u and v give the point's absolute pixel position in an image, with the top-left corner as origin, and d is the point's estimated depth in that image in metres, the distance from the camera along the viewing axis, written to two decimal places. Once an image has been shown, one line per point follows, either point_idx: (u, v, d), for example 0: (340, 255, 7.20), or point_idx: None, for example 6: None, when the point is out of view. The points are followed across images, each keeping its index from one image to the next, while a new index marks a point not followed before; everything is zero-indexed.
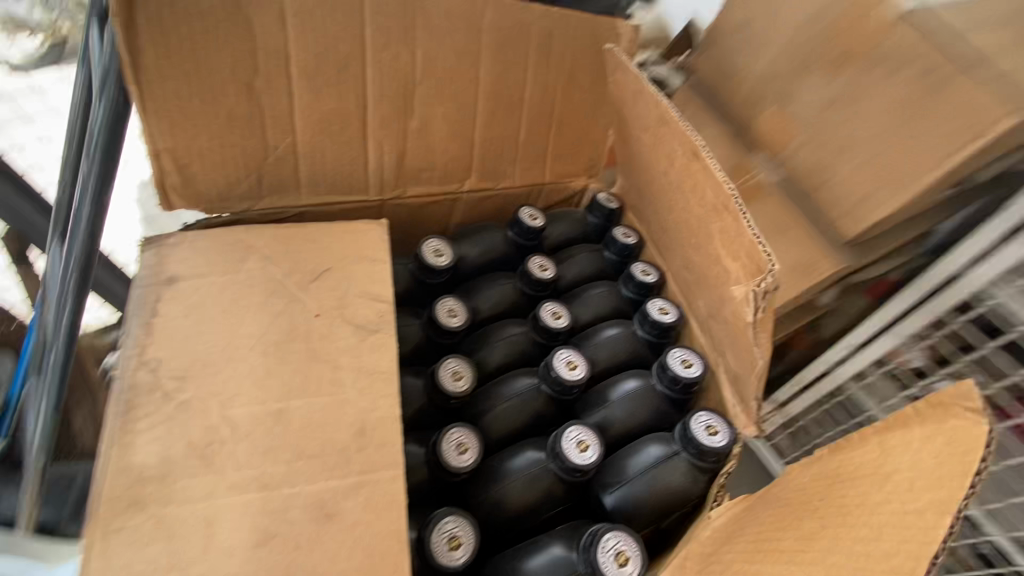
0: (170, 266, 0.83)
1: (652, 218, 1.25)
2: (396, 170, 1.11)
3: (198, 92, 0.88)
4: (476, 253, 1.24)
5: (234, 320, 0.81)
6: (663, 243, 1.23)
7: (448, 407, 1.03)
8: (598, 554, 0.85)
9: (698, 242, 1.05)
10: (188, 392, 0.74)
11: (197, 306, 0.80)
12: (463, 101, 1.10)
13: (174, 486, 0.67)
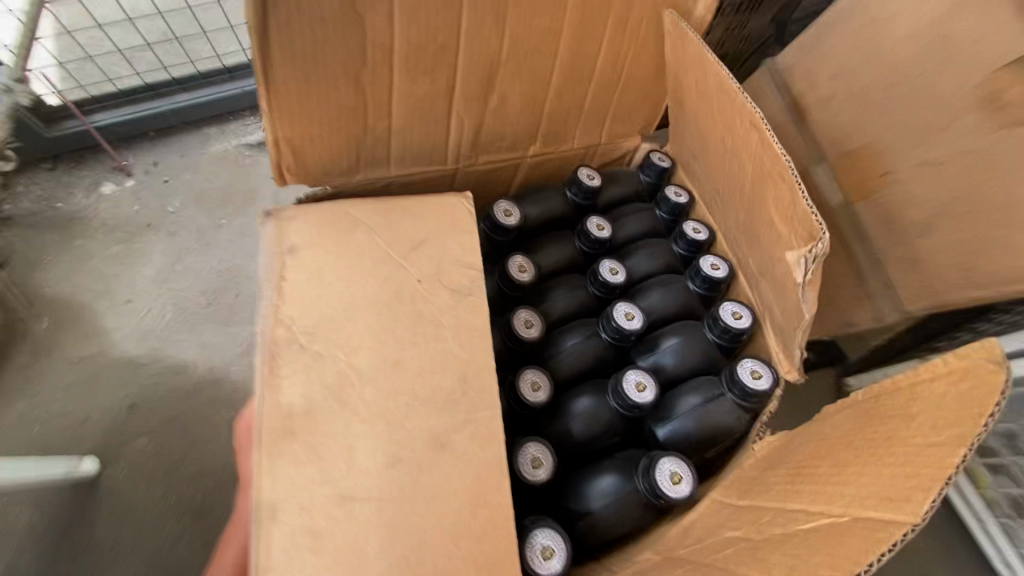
0: (289, 233, 0.74)
1: (701, 171, 1.04)
2: (472, 139, 0.93)
3: (315, 72, 0.75)
4: (537, 212, 1.02)
5: (353, 285, 0.71)
6: (715, 199, 1.03)
7: (511, 294, 0.94)
8: (656, 477, 0.78)
9: (757, 210, 0.88)
10: (321, 343, 0.67)
11: (325, 269, 0.71)
12: (552, 49, 0.89)
13: (319, 425, 0.63)
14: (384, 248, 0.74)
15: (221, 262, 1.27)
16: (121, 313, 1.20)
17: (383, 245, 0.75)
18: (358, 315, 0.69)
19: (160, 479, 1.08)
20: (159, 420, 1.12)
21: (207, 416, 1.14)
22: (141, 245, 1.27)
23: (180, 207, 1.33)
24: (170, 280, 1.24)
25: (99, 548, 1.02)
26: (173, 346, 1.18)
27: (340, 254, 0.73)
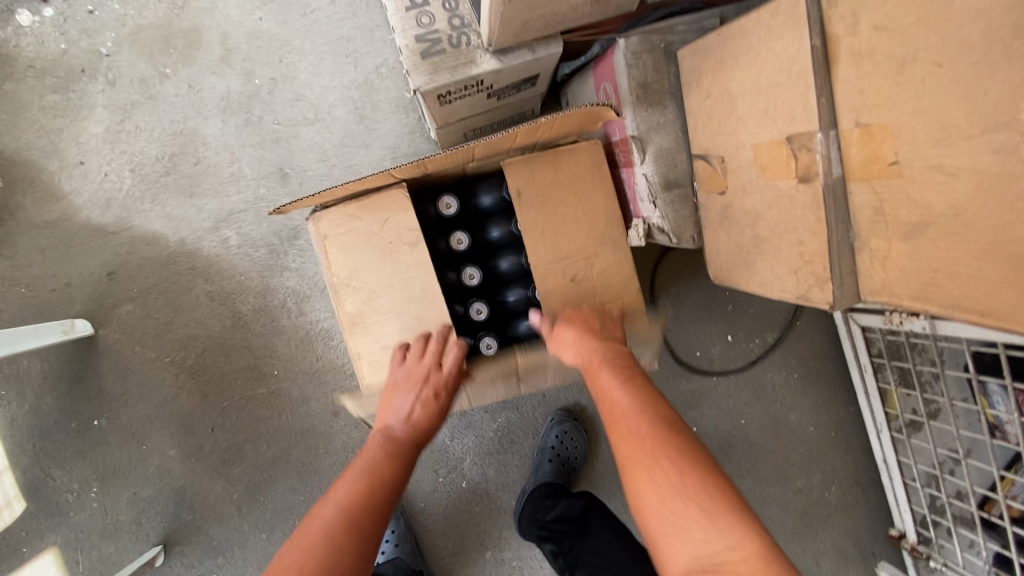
0: (322, 224, 0.86)
1: (637, 147, 0.89)
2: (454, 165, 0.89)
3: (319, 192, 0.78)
4: (488, 191, 0.97)
5: (369, 263, 0.86)
6: (648, 165, 0.90)
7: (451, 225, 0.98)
8: (548, 438, 1.25)
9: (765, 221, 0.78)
10: (355, 302, 0.87)
11: (350, 243, 0.86)
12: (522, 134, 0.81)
13: (368, 357, 0.87)
14: (386, 213, 0.87)
15: (172, 123, 1.16)
16: (77, 176, 1.14)
17: (384, 207, 0.87)
18: (369, 276, 0.87)
19: (153, 341, 1.17)
20: (140, 288, 1.16)
21: (184, 287, 1.17)
22: (80, 96, 1.14)
23: (114, 48, 1.15)
24: (122, 141, 1.15)
25: (113, 393, 1.16)
26: (140, 216, 1.15)
27: (359, 233, 0.86)
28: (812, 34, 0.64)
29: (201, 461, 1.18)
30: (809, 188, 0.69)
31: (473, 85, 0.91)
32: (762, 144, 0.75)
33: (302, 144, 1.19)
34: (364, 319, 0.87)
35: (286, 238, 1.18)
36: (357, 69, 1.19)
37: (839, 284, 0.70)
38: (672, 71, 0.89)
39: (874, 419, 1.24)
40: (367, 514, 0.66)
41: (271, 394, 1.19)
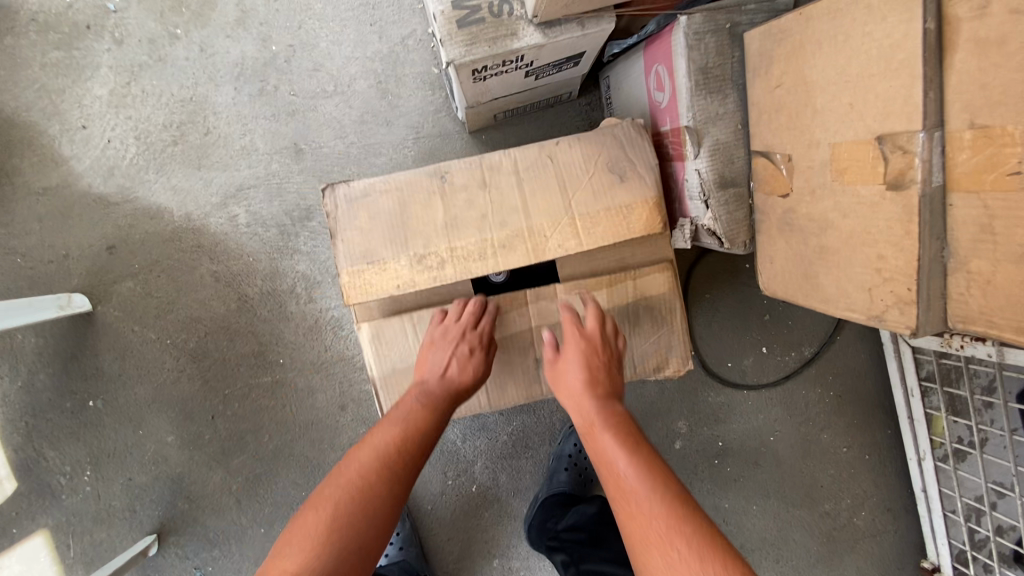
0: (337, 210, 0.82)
1: (692, 139, 0.80)
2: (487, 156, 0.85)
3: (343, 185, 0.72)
4: None
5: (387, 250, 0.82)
6: (701, 160, 0.81)
7: None
8: (563, 446, 1.18)
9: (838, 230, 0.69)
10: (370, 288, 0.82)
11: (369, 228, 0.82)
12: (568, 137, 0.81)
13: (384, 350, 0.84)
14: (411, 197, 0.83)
15: (181, 88, 1.08)
16: (78, 141, 1.07)
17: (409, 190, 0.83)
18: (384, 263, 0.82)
19: (153, 320, 1.10)
20: (142, 263, 1.09)
21: (188, 266, 1.10)
22: (85, 54, 1.06)
23: (122, 3, 1.06)
24: (127, 105, 1.07)
25: (111, 373, 1.10)
26: (144, 187, 1.08)
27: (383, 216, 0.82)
28: (926, 15, 0.54)
29: (199, 449, 1.12)
30: (899, 197, 0.60)
31: (513, 61, 0.82)
32: (842, 143, 0.66)
33: (320, 119, 1.10)
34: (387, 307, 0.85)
35: (299, 218, 1.10)
36: (382, 40, 1.10)
37: (925, 308, 0.61)
38: (736, 55, 0.79)
39: (917, 446, 1.15)
40: (396, 467, 0.68)
41: (276, 383, 1.12)
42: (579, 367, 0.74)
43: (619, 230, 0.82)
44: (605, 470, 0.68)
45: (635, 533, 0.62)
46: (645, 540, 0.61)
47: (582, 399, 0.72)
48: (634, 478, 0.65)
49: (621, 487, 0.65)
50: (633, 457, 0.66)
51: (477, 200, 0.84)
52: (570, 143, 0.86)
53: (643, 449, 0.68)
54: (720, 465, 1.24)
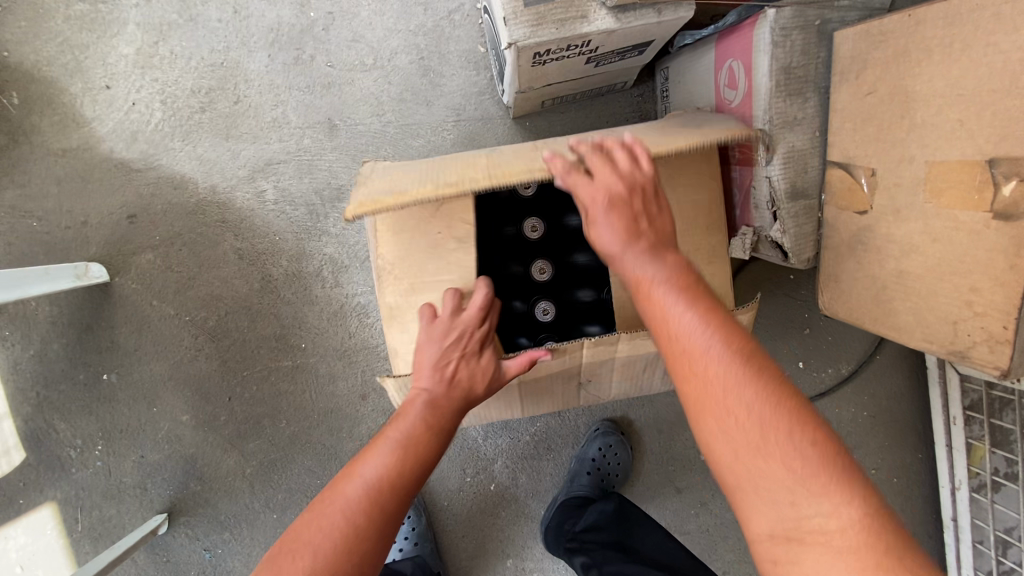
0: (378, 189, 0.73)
1: (766, 145, 0.74)
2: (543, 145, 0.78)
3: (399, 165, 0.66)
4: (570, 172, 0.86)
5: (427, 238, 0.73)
6: (773, 167, 0.75)
7: (519, 208, 0.88)
8: (588, 449, 1.14)
9: (926, 255, 0.64)
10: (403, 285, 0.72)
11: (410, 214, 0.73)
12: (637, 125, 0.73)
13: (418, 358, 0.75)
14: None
15: (212, 52, 1.01)
16: (101, 101, 1.01)
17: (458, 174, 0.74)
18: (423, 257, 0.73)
19: (172, 295, 1.05)
20: (163, 235, 1.04)
21: (211, 241, 1.04)
22: (111, 9, 0.99)
23: None
24: (154, 67, 1.01)
25: (126, 347, 1.06)
26: (168, 154, 1.02)
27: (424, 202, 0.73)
28: None
29: (214, 430, 1.09)
30: (1008, 227, 0.55)
31: (578, 46, 0.76)
32: (943, 162, 0.60)
33: (357, 93, 1.04)
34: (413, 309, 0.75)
35: (329, 198, 1.05)
36: (427, 13, 1.03)
37: (1021, 350, 0.58)
38: (822, 56, 0.73)
39: (953, 475, 1.12)
40: (387, 504, 0.53)
41: (295, 368, 1.08)
42: (615, 232, 0.55)
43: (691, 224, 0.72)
44: (666, 332, 0.51)
45: (716, 397, 0.46)
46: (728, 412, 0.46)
47: (626, 255, 0.55)
48: (711, 347, 0.48)
49: (691, 352, 0.49)
50: (706, 322, 0.49)
51: None
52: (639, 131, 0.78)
53: (716, 312, 0.50)
54: None
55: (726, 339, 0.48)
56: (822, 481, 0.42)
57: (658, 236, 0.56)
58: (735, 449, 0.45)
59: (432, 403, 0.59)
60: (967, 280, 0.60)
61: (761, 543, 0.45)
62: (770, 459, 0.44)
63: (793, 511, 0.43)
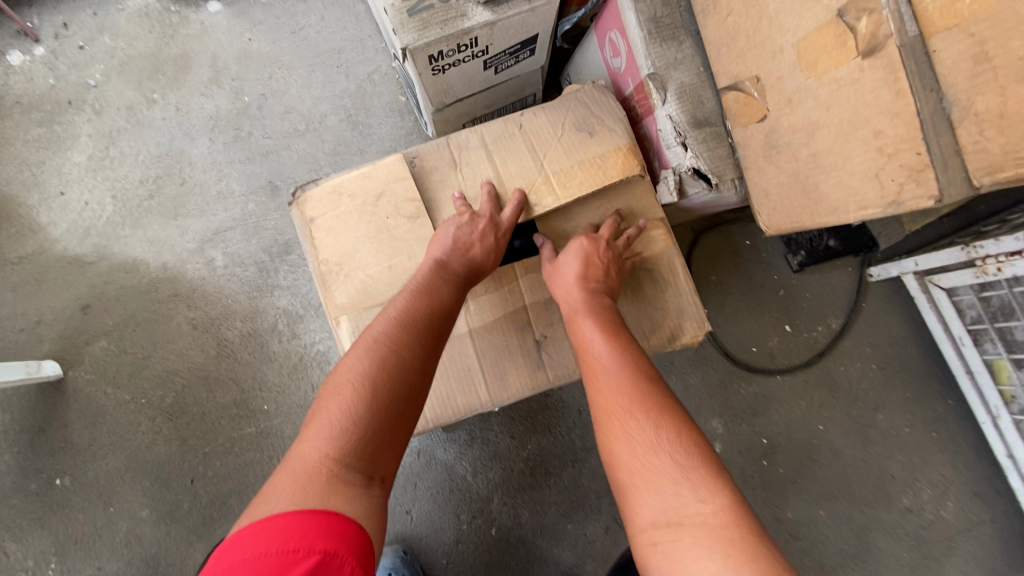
0: (308, 207, 0.80)
1: (658, 85, 0.79)
2: (456, 144, 0.83)
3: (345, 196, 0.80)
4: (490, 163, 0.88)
5: (359, 250, 0.79)
6: (670, 104, 0.79)
7: None
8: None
9: (827, 125, 0.65)
10: (346, 292, 0.78)
11: (341, 226, 0.80)
12: (535, 117, 0.84)
13: None
14: (380, 186, 0.80)
15: (158, 145, 1.10)
16: (56, 207, 1.07)
17: (377, 180, 0.80)
18: (362, 260, 0.79)
19: (128, 378, 1.03)
20: (118, 319, 1.04)
21: (165, 316, 1.05)
22: (65, 127, 1.10)
23: (102, 77, 1.12)
24: (105, 168, 1.09)
25: (80, 444, 1.01)
26: (120, 243, 1.06)
27: (349, 213, 0.80)
28: None
29: (178, 522, 0.99)
30: (878, 61, 0.57)
31: (467, 46, 0.83)
32: (806, 36, 0.64)
33: (294, 156, 1.11)
34: (359, 309, 0.78)
35: (278, 253, 1.08)
36: (349, 78, 1.15)
37: (942, 168, 0.56)
38: (682, 5, 0.81)
39: (988, 404, 1.01)
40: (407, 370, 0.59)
41: (259, 433, 1.02)
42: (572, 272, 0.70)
43: (599, 179, 0.79)
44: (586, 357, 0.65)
45: (618, 419, 0.57)
46: (626, 430, 0.56)
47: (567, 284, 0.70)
48: (614, 385, 0.60)
49: (607, 388, 0.60)
50: (615, 363, 0.61)
51: (450, 180, 0.82)
52: (534, 111, 0.84)
53: (630, 359, 0.62)
54: (771, 468, 1.08)
55: (628, 376, 0.60)
56: (685, 476, 0.50)
57: (604, 283, 0.71)
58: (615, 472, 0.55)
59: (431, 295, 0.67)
60: (868, 128, 0.61)
61: (644, 532, 0.50)
62: (640, 461, 0.53)
63: (664, 517, 0.49)
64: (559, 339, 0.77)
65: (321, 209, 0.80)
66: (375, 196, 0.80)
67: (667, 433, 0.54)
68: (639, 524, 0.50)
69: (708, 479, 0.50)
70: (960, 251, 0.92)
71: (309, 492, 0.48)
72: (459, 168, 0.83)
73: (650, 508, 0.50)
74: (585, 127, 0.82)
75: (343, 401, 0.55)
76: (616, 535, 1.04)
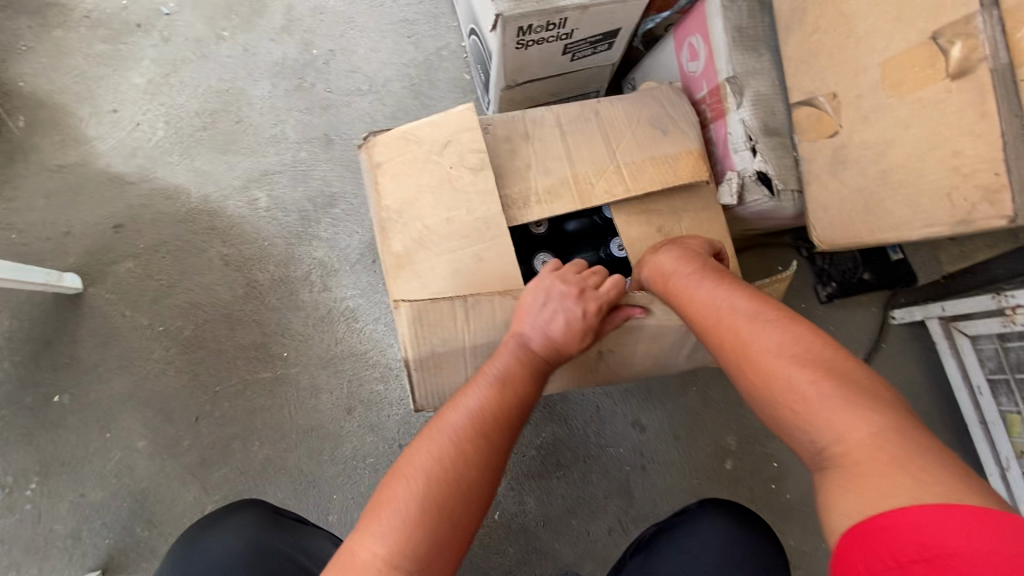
0: (376, 151, 0.78)
1: (734, 90, 0.82)
2: (531, 120, 0.83)
3: (410, 150, 0.77)
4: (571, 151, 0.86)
5: (417, 197, 0.75)
6: (744, 110, 0.82)
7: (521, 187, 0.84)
8: None
9: (901, 143, 0.68)
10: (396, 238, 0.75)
11: (403, 172, 0.76)
12: (613, 107, 0.85)
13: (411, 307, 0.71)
14: (446, 134, 0.77)
15: (219, 81, 1.10)
16: (106, 123, 1.06)
17: (443, 126, 0.77)
18: (422, 209, 0.75)
19: (149, 304, 1.00)
20: (148, 244, 1.02)
21: (198, 248, 1.03)
22: (130, 48, 1.10)
23: (176, 7, 1.13)
24: (162, 93, 1.09)
25: (86, 363, 0.97)
26: (165, 168, 1.05)
27: (416, 158, 0.76)
28: None
29: (174, 459, 0.96)
30: (968, 83, 0.61)
31: (556, 25, 0.85)
32: (894, 56, 0.67)
33: (352, 113, 1.12)
34: (412, 259, 0.73)
35: (322, 204, 1.06)
36: (418, 49, 1.17)
37: (1019, 190, 0.59)
38: (767, 21, 0.84)
39: (998, 456, 1.02)
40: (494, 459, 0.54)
41: (273, 380, 0.99)
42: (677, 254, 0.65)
43: (667, 176, 0.80)
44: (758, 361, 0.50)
45: (795, 385, 0.48)
46: (803, 400, 0.47)
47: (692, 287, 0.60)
48: (774, 346, 0.50)
49: (768, 353, 0.50)
50: (761, 325, 0.52)
51: (520, 150, 0.81)
52: (612, 101, 0.85)
53: (786, 317, 0.52)
54: (779, 492, 1.08)
55: (813, 355, 0.49)
56: (900, 469, 0.41)
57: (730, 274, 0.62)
58: (806, 447, 0.47)
59: (517, 348, 0.61)
60: (945, 146, 0.63)
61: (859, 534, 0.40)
62: (835, 431, 0.45)
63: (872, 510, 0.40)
64: (625, 354, 0.70)
65: (384, 158, 0.77)
66: (438, 147, 0.77)
67: (856, 405, 0.45)
68: (844, 522, 0.41)
69: (936, 474, 0.40)
70: (989, 298, 0.95)
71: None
72: (531, 141, 0.82)
73: (864, 504, 0.40)
74: (660, 126, 0.84)
75: (403, 491, 0.50)
76: (619, 537, 1.03)
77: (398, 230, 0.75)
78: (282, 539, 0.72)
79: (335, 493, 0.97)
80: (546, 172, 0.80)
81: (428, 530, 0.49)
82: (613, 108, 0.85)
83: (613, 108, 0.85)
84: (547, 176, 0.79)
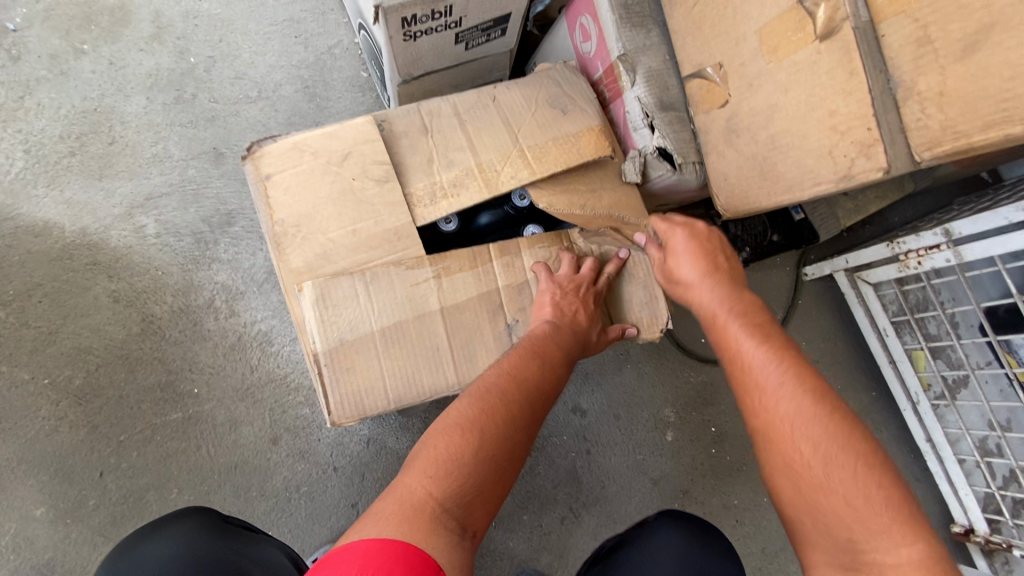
0: (263, 163, 0.70)
1: (626, 68, 0.82)
2: (429, 112, 0.78)
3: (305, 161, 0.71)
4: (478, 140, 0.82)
5: (312, 209, 0.69)
6: (638, 86, 0.82)
7: None
8: None
9: (784, 107, 0.70)
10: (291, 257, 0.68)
11: (299, 183, 0.70)
12: (512, 91, 0.82)
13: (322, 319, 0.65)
14: (345, 145, 0.72)
15: (84, 100, 1.00)
16: None
17: (340, 138, 0.72)
18: (322, 222, 0.69)
19: (30, 357, 0.90)
20: (20, 289, 0.91)
21: (81, 287, 0.93)
22: None
23: (23, 22, 1.00)
24: (17, 119, 0.97)
25: None
26: (29, 202, 0.94)
27: (310, 170, 0.70)
28: None
29: (80, 521, 0.87)
30: (834, 44, 0.63)
31: (442, 13, 0.82)
32: (768, 22, 0.69)
33: (242, 123, 1.04)
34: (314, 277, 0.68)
35: (218, 224, 0.99)
36: (307, 49, 1.10)
37: (890, 143, 0.61)
38: None
39: (908, 391, 1.08)
40: (522, 422, 0.57)
41: (186, 420, 0.92)
42: (687, 248, 0.71)
43: (572, 155, 0.77)
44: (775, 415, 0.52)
45: (835, 478, 0.47)
46: (849, 497, 0.46)
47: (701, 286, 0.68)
48: (830, 440, 0.48)
49: (813, 443, 0.49)
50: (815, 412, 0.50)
51: (420, 144, 0.76)
52: (508, 86, 0.83)
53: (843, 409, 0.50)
54: (719, 455, 1.11)
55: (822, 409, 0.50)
56: None
57: (727, 271, 0.70)
58: (836, 543, 0.47)
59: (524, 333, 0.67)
60: (823, 106, 0.65)
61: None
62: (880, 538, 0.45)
63: None
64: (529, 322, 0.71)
65: (274, 171, 0.70)
66: (336, 158, 0.71)
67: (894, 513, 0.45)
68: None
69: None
70: (885, 246, 1.00)
71: (409, 525, 0.44)
72: (429, 134, 0.77)
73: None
74: (561, 106, 0.81)
75: (440, 452, 0.51)
76: (571, 524, 1.02)
77: (296, 247, 0.68)
78: (227, 548, 0.65)
79: (269, 529, 0.91)
80: (448, 161, 0.75)
81: (465, 489, 0.50)
82: (512, 92, 0.82)
83: (513, 92, 0.82)
84: (451, 168, 0.75)
